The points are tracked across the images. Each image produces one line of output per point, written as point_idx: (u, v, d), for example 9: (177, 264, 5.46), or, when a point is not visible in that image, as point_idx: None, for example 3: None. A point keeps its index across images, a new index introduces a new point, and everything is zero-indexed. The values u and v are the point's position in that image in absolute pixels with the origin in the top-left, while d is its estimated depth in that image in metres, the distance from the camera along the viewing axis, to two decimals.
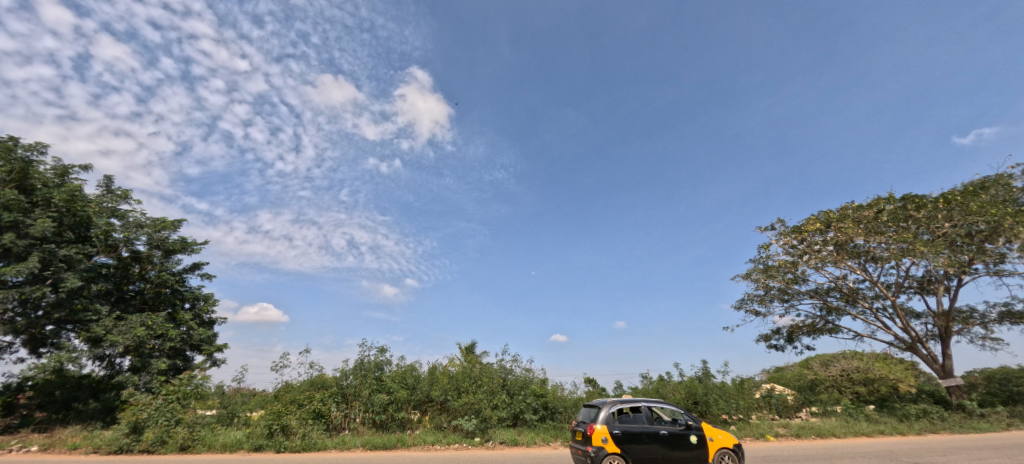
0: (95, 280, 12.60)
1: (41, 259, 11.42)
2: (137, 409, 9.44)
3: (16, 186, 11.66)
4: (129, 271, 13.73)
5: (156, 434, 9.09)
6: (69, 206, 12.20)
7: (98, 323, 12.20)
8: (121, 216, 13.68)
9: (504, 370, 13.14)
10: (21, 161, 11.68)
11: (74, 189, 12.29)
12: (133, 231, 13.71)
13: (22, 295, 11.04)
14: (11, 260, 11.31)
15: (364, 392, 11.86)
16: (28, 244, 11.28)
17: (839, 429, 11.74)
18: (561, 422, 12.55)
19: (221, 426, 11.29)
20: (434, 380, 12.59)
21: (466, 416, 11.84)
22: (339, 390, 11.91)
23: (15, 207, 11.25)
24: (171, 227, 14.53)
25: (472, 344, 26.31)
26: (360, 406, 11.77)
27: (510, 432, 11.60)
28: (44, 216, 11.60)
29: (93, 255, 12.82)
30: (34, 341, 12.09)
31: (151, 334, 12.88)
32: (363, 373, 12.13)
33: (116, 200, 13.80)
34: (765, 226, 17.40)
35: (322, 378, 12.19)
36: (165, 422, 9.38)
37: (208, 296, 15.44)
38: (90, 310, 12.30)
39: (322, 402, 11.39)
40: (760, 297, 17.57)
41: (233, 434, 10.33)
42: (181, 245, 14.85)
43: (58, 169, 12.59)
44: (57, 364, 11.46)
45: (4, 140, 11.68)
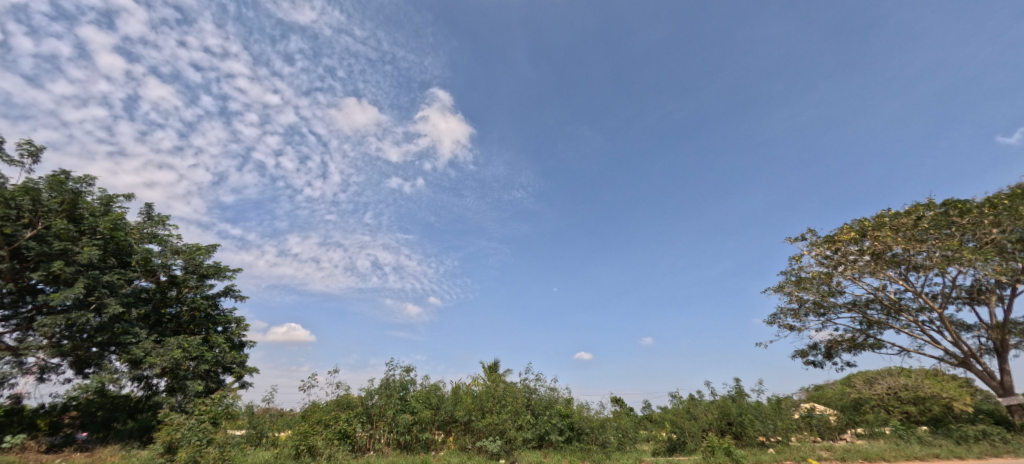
0: (134, 305, 13.21)
1: (88, 285, 12.10)
2: (171, 429, 9.66)
3: (66, 216, 12.46)
4: (169, 295, 14.32)
5: (189, 453, 9.16)
6: (112, 234, 12.94)
7: (138, 346, 12.76)
8: (160, 242, 14.38)
9: (528, 389, 13.02)
10: (72, 193, 12.47)
11: (115, 219, 13.03)
12: (171, 256, 14.38)
13: (68, 321, 11.66)
14: (60, 286, 12.05)
15: (388, 412, 11.89)
16: (75, 270, 11.98)
17: (889, 453, 10.91)
18: (588, 443, 12.27)
19: (249, 446, 11.46)
20: (457, 401, 12.60)
21: (490, 437, 11.63)
22: (364, 410, 12.02)
23: (65, 236, 11.99)
24: (204, 252, 15.13)
25: (494, 364, 26.11)
26: (385, 426, 11.79)
27: (535, 454, 11.28)
28: (90, 244, 12.33)
29: (134, 280, 13.50)
30: (79, 363, 12.61)
31: (186, 356, 13.37)
32: (389, 393, 12.22)
33: (156, 226, 14.53)
34: (795, 237, 16.81)
35: (347, 398, 12.30)
36: (197, 442, 9.47)
37: (239, 320, 15.88)
38: (130, 334, 12.83)
39: (348, 422, 11.46)
40: (794, 311, 16.81)
41: (261, 454, 10.47)
42: (215, 271, 15.39)
43: (103, 199, 13.41)
44: (99, 384, 11.97)
45: (58, 174, 12.55)
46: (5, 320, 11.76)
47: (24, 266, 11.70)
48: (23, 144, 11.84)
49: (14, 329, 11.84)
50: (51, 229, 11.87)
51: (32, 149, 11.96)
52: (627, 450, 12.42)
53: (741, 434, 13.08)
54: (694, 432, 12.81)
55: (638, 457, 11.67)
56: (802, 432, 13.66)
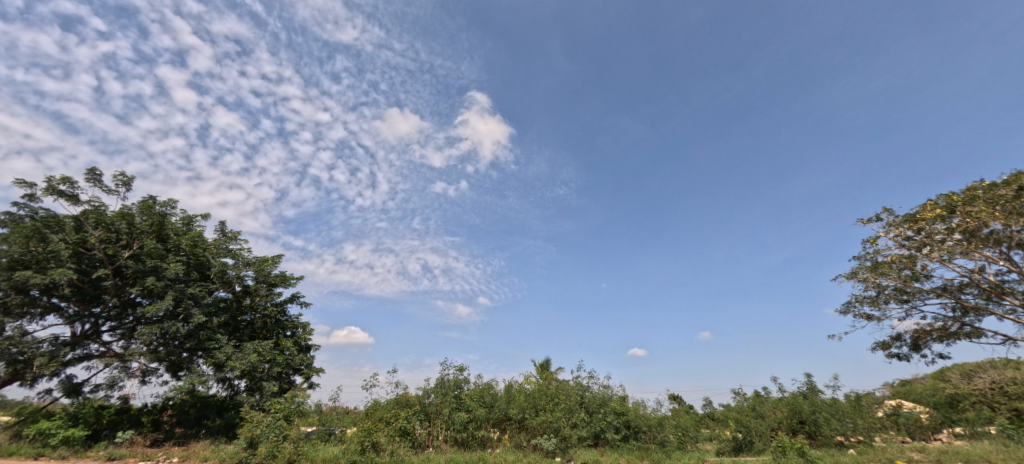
0: (215, 313, 14.54)
1: (176, 298, 13.49)
2: (252, 425, 10.56)
3: (155, 237, 13.99)
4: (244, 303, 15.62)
5: (268, 448, 9.99)
6: (193, 250, 14.34)
7: (221, 350, 14.04)
8: (234, 255, 15.73)
9: (581, 387, 12.88)
10: (158, 215, 13.97)
11: (194, 237, 14.42)
12: (243, 268, 15.68)
13: (162, 330, 13.09)
14: (154, 299, 13.53)
15: (445, 410, 12.25)
16: (165, 284, 13.41)
17: (995, 455, 9.68)
18: (646, 442, 11.99)
19: (320, 442, 12.27)
20: (511, 399, 12.74)
21: (545, 434, 11.65)
22: (422, 408, 12.46)
23: (155, 254, 13.47)
24: (271, 262, 16.33)
25: (546, 362, 26.11)
26: (442, 423, 12.15)
27: (591, 452, 11.13)
28: (176, 260, 13.75)
29: (214, 291, 14.88)
30: (173, 367, 14.08)
31: (261, 359, 14.54)
32: (444, 392, 12.61)
33: (229, 241, 15.90)
34: (868, 218, 15.37)
35: (406, 397, 12.80)
36: (275, 437, 10.30)
37: (305, 325, 17.01)
38: (213, 340, 14.14)
39: (407, 419, 11.92)
40: (872, 299, 15.37)
41: (331, 450, 11.14)
42: (281, 279, 16.58)
43: (185, 219, 14.89)
44: (190, 386, 13.32)
45: (147, 199, 14.11)
46: (112, 330, 13.38)
47: (124, 282, 13.26)
48: (116, 176, 13.39)
49: (120, 338, 13.45)
50: (144, 249, 13.39)
51: (123, 179, 13.49)
52: (688, 450, 11.98)
53: (815, 434, 12.17)
54: (762, 431, 12.08)
55: (700, 456, 11.19)
56: (887, 432, 12.48)
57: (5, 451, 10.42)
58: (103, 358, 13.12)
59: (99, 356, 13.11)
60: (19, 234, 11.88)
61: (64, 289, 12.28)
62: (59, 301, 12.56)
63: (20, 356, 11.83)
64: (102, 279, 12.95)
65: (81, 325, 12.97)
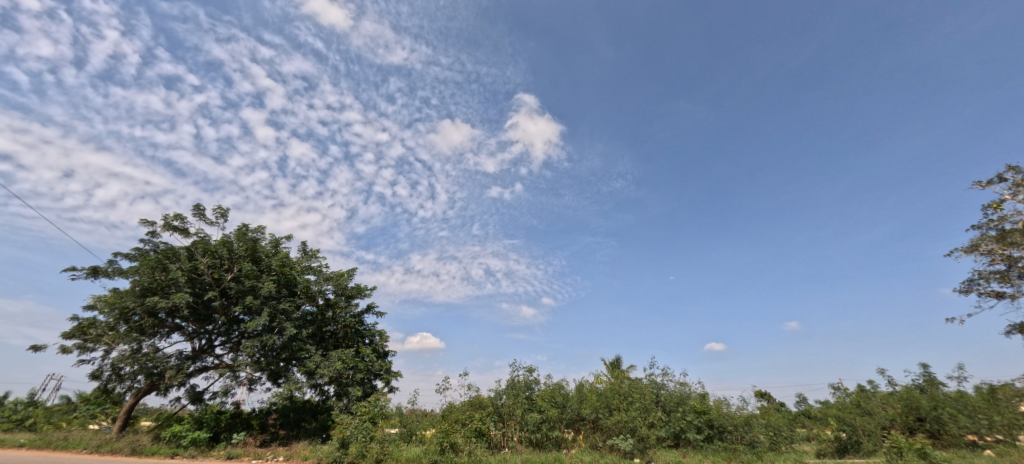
0: (304, 325, 15.96)
1: (271, 313, 15.00)
2: (343, 427, 11.45)
3: (251, 259, 15.69)
4: (328, 315, 16.99)
5: (358, 448, 10.81)
6: (282, 270, 15.89)
7: (311, 359, 15.40)
8: (315, 271, 17.18)
9: (655, 385, 12.36)
10: (251, 240, 15.66)
11: (281, 258, 15.98)
12: (324, 283, 17.09)
13: (262, 342, 14.63)
14: (253, 315, 15.15)
15: (518, 411, 12.38)
16: (261, 302, 14.98)
17: None
18: (733, 442, 11.28)
19: (403, 442, 12.98)
20: (583, 398, 12.56)
21: (621, 435, 11.33)
22: (495, 409, 12.70)
23: (251, 275, 15.12)
24: (347, 276, 17.62)
25: (616, 360, 25.48)
26: (516, 424, 12.30)
27: (672, 453, 10.66)
28: (268, 279, 15.33)
29: (301, 305, 16.34)
30: (274, 375, 15.65)
31: (346, 366, 15.71)
32: (515, 393, 12.77)
33: (311, 259, 17.40)
34: (988, 180, 13.16)
35: (479, 399, 13.13)
36: (363, 438, 11.08)
37: (381, 333, 18.14)
38: (304, 350, 15.54)
39: (482, 421, 12.21)
40: (1001, 274, 13.14)
41: (413, 450, 11.72)
42: (357, 291, 17.82)
43: (272, 242, 16.54)
44: (289, 392, 14.73)
45: (241, 227, 15.87)
46: (223, 344, 15.18)
47: (229, 301, 15.00)
48: (215, 209, 15.22)
49: (230, 351, 15.22)
50: (242, 271, 15.08)
51: (221, 211, 15.30)
52: (782, 451, 11.17)
53: (939, 433, 10.65)
54: (870, 430, 10.78)
55: (796, 459, 10.27)
56: None
57: (150, 451, 12.25)
58: (217, 368, 14.95)
59: (214, 367, 14.94)
60: (148, 266, 14.12)
61: (183, 310, 14.18)
62: (180, 320, 14.52)
63: (155, 369, 13.84)
64: (211, 300, 14.76)
65: (198, 341, 14.89)
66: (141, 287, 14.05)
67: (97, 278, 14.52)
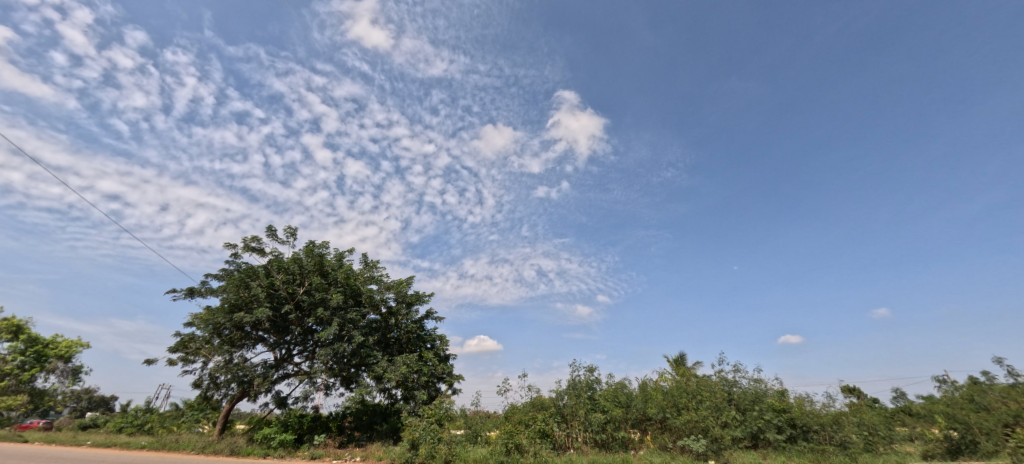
0: (370, 333, 16.85)
1: (340, 323, 16.00)
2: (411, 429, 11.92)
3: (319, 273, 16.87)
4: (391, 322, 17.81)
5: (427, 449, 11.20)
6: (347, 281, 16.92)
7: (379, 365, 16.22)
8: (377, 281, 18.11)
9: (727, 382, 11.67)
10: (319, 255, 16.84)
11: (346, 270, 17.00)
12: (385, 291, 17.96)
13: (334, 350, 15.65)
14: (325, 325, 16.25)
15: (581, 411, 12.23)
16: (331, 312, 16.04)
17: None
18: (820, 443, 10.42)
19: (469, 443, 13.29)
20: (648, 397, 12.16)
21: (693, 435, 10.81)
22: (557, 410, 12.62)
23: (321, 287, 16.24)
24: (406, 284, 18.39)
25: (681, 357, 24.40)
26: (580, 424, 12.14)
27: (751, 455, 10.01)
28: (336, 291, 16.39)
29: (367, 313, 17.27)
30: (346, 380, 16.66)
31: (410, 370, 16.38)
32: (577, 393, 12.62)
33: (372, 269, 18.37)
34: None
35: (540, 400, 13.13)
36: (431, 440, 11.46)
37: (442, 337, 18.71)
38: (372, 356, 16.41)
39: (545, 422, 12.19)
40: None
41: (479, 451, 11.95)
42: (416, 298, 18.53)
43: (337, 255, 17.67)
44: (360, 396, 15.62)
45: (309, 243, 17.11)
46: (300, 353, 16.42)
47: (303, 313, 16.21)
48: (286, 229, 16.53)
49: (306, 359, 16.42)
50: (313, 285, 16.23)
51: (291, 231, 16.58)
52: (880, 453, 10.11)
53: None
54: (990, 428, 9.44)
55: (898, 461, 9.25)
56: None
57: (245, 451, 13.51)
58: (297, 375, 16.19)
59: (294, 374, 16.20)
60: (234, 284, 15.63)
61: (265, 323, 15.51)
62: (263, 332, 15.90)
63: (245, 377, 15.25)
64: (288, 312, 16.02)
65: (280, 350, 16.21)
66: (229, 304, 15.58)
67: (192, 298, 16.29)
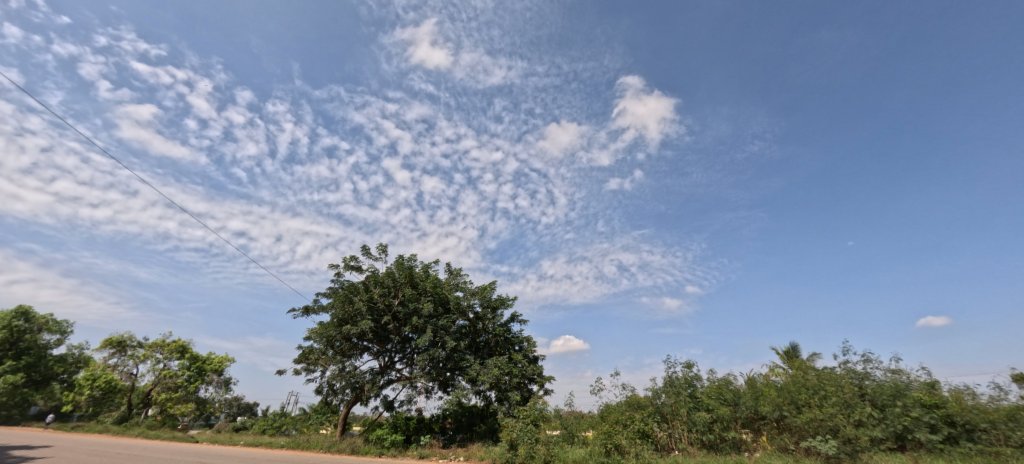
0: (461, 338, 17.63)
1: (433, 330, 16.98)
2: (509, 430, 12.21)
3: (410, 284, 18.07)
4: (479, 327, 18.45)
5: (526, 450, 11.39)
6: (435, 290, 17.91)
7: (471, 368, 16.89)
8: (462, 288, 18.91)
9: (856, 375, 10.22)
10: (408, 268, 18.05)
11: (433, 280, 18.00)
12: (471, 298, 18.69)
13: (430, 356, 16.61)
14: (419, 332, 17.34)
15: (682, 410, 11.54)
16: (424, 320, 17.07)
17: None
18: (992, 445, 8.71)
19: (567, 444, 13.24)
20: (758, 394, 11.12)
21: (819, 435, 9.66)
22: (656, 409, 12.05)
23: (413, 298, 17.39)
24: (489, 289, 18.96)
25: (792, 349, 21.94)
26: (683, 424, 11.46)
27: (898, 459, 8.67)
28: (426, 300, 17.43)
29: (456, 320, 18.09)
30: (443, 384, 17.58)
31: (502, 372, 16.81)
32: (676, 391, 11.94)
33: (456, 278, 19.23)
34: None
35: (637, 399, 12.67)
36: (529, 440, 11.62)
37: (529, 339, 18.94)
38: (465, 360, 17.15)
39: (644, 421, 11.68)
40: None
41: (578, 451, 11.87)
42: (500, 302, 18.99)
43: (424, 267, 18.79)
44: (458, 399, 16.37)
45: (399, 258, 18.43)
46: (401, 360, 17.68)
47: (400, 323, 17.48)
48: (378, 246, 17.99)
49: (406, 365, 17.64)
50: (405, 296, 17.43)
51: (382, 248, 18.01)
52: None
53: None
54: None
55: None
56: None
57: (364, 451, 14.91)
58: (400, 380, 17.46)
59: (397, 379, 17.49)
60: (339, 300, 17.38)
61: (368, 333, 17.01)
62: (368, 342, 17.44)
63: (357, 384, 16.83)
64: (387, 323, 17.39)
65: (383, 358, 17.64)
66: (337, 318, 17.34)
67: (308, 315, 18.39)
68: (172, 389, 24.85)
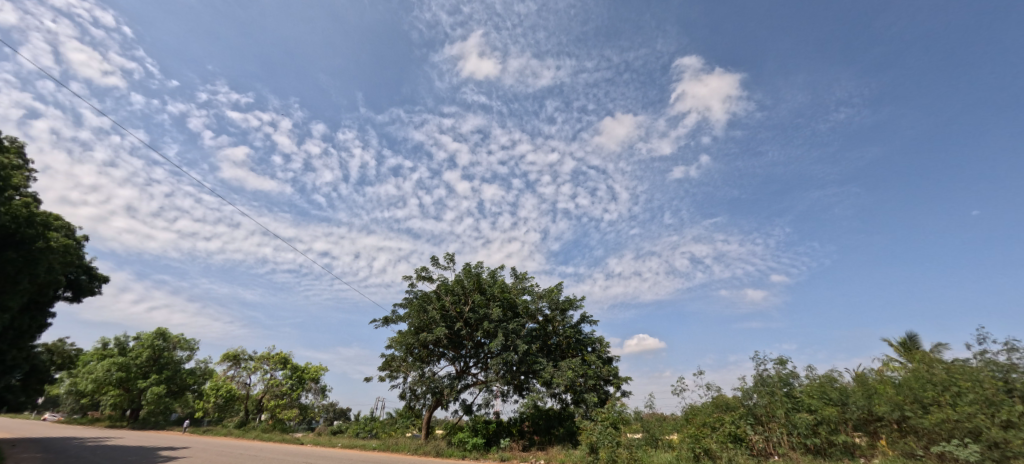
0: (532, 341, 17.73)
1: (504, 334, 17.25)
2: (588, 433, 12.01)
3: (478, 290, 18.53)
4: (549, 329, 18.40)
5: (607, 454, 10.96)
6: (503, 295, 18.22)
7: (545, 370, 16.88)
8: (529, 292, 19.01)
9: (998, 367, 8.48)
10: (475, 275, 18.55)
11: (500, 285, 18.31)
12: (539, 301, 18.73)
13: (504, 359, 16.87)
14: (491, 337, 17.70)
15: (779, 412, 10.57)
16: (495, 325, 17.40)
17: None
18: None
19: (651, 448, 12.66)
20: (871, 393, 9.91)
21: (952, 439, 8.39)
22: (748, 410, 11.20)
23: (482, 303, 17.82)
24: (557, 291, 18.87)
25: (909, 341, 19.24)
26: (781, 427, 10.46)
27: None
28: (496, 305, 17.77)
29: (526, 323, 18.22)
30: (519, 388, 17.73)
31: (576, 374, 16.61)
32: (769, 390, 10.98)
33: (523, 281, 19.39)
34: None
35: (724, 400, 11.87)
36: (610, 444, 11.29)
37: (601, 339, 18.56)
38: (538, 363, 17.21)
39: (735, 424, 10.93)
40: None
41: (664, 455, 11.42)
42: (569, 303, 18.82)
43: (490, 272, 19.18)
44: (534, 402, 16.43)
45: (466, 266, 19.00)
46: (476, 364, 18.16)
47: (472, 328, 17.99)
48: (445, 256, 18.71)
49: (481, 369, 18.07)
50: (475, 302, 17.92)
51: (449, 257, 18.71)
52: None
53: None
54: None
55: None
56: None
57: (448, 453, 15.51)
58: (477, 385, 17.93)
59: (474, 384, 17.98)
60: (415, 309, 18.30)
61: (443, 340, 17.70)
62: (443, 348, 18.17)
63: (437, 388, 17.57)
64: (460, 329, 17.99)
65: (459, 363, 18.25)
66: (414, 326, 18.28)
67: (388, 324, 19.58)
68: (279, 397, 27.76)
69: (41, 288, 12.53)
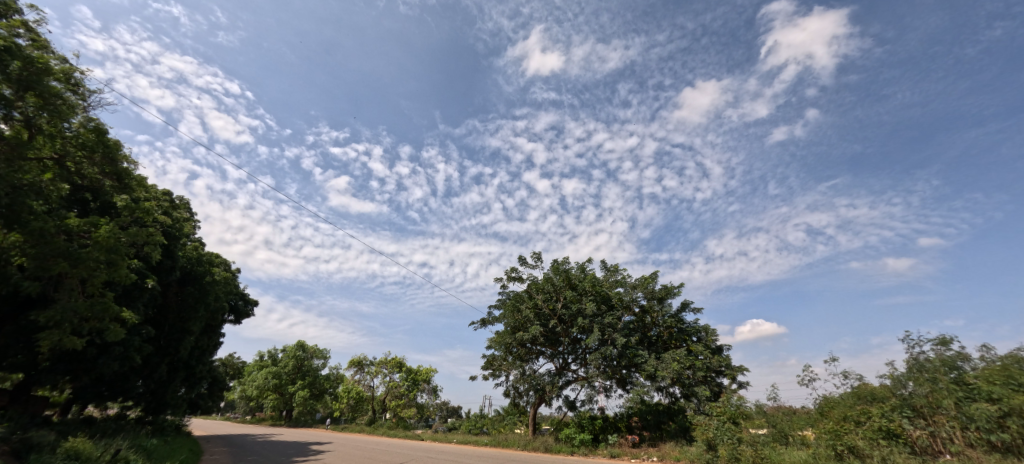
0: (631, 333, 17.06)
1: (600, 328, 16.93)
2: (703, 429, 11.24)
3: (569, 286, 18.43)
4: (647, 320, 17.57)
5: (728, 451, 10.17)
6: (595, 288, 17.86)
7: (648, 363, 16.17)
8: (622, 283, 18.39)
9: None
10: (564, 271, 18.48)
11: (591, 279, 17.98)
12: (633, 292, 18.03)
13: (602, 354, 16.52)
14: (587, 332, 17.48)
15: (947, 402, 8.79)
16: (589, 320, 17.18)
17: None
18: None
19: (780, 445, 11.35)
20: None
21: None
22: (903, 401, 9.58)
23: (574, 299, 17.68)
24: (651, 280, 17.97)
25: None
26: (952, 421, 8.66)
27: None
28: (588, 299, 17.50)
29: (622, 316, 17.64)
30: (622, 382, 17.22)
31: (683, 366, 15.63)
32: (931, 378, 9.24)
33: (614, 273, 18.82)
34: None
35: (870, 391, 10.49)
36: (730, 440, 10.40)
37: (707, 328, 17.27)
38: (639, 356, 16.56)
39: (886, 418, 9.48)
40: None
41: (797, 453, 10.26)
42: (666, 292, 17.81)
43: (579, 267, 18.96)
44: (639, 396, 15.82)
45: (554, 263, 19.01)
46: (574, 360, 18.09)
47: (567, 325, 17.98)
48: (532, 255, 18.94)
49: (581, 365, 17.94)
50: (567, 298, 17.84)
51: (536, 255, 18.91)
52: None
53: None
54: None
55: None
56: None
57: (557, 449, 15.68)
58: (578, 381, 17.83)
59: (575, 380, 17.90)
60: (509, 309, 18.84)
61: (539, 338, 17.93)
62: (541, 346, 18.42)
63: (539, 386, 17.85)
64: (555, 326, 18.09)
65: (558, 360, 18.33)
66: (510, 326, 18.81)
67: (486, 326, 20.44)
68: (398, 397, 30.62)
69: (214, 314, 15.42)
